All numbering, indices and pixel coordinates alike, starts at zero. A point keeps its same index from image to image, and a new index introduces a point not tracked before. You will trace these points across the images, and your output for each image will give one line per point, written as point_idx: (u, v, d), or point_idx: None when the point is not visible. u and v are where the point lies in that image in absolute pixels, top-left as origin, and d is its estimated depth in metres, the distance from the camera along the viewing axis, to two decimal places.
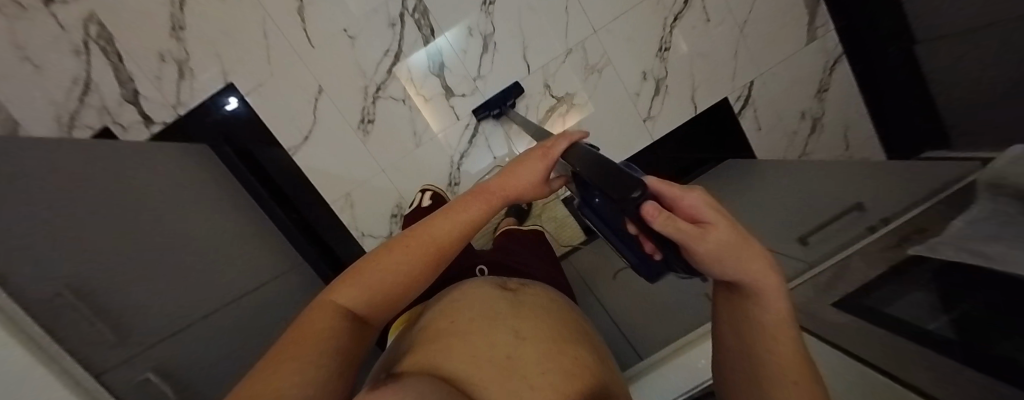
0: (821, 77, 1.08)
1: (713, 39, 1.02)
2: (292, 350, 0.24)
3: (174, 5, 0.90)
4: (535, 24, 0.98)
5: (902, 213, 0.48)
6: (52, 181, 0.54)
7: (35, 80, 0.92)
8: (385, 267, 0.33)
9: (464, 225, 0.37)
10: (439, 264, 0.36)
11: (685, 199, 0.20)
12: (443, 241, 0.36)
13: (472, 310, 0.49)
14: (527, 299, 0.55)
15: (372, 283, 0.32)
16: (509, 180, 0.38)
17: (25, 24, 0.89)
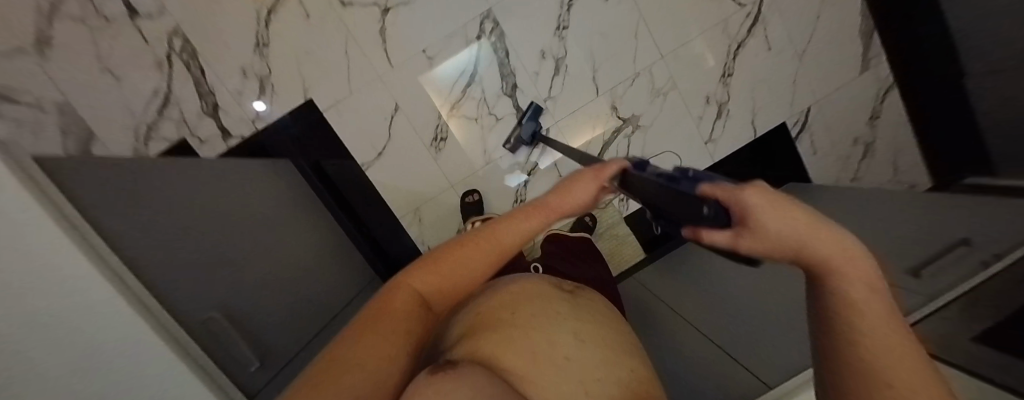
0: (873, 105, 1.12)
1: (774, 67, 1.06)
2: (370, 326, 0.27)
3: (259, 23, 0.91)
4: (606, 48, 1.01)
5: (1012, 249, 0.52)
6: (167, 209, 0.54)
7: (114, 91, 0.92)
8: (457, 265, 0.34)
9: (526, 235, 0.36)
10: (496, 269, 0.36)
11: (737, 197, 0.18)
12: (508, 246, 0.36)
13: (533, 304, 0.53)
14: (582, 304, 0.58)
15: (449, 274, 0.34)
16: (567, 197, 0.37)
17: (108, 37, 0.90)
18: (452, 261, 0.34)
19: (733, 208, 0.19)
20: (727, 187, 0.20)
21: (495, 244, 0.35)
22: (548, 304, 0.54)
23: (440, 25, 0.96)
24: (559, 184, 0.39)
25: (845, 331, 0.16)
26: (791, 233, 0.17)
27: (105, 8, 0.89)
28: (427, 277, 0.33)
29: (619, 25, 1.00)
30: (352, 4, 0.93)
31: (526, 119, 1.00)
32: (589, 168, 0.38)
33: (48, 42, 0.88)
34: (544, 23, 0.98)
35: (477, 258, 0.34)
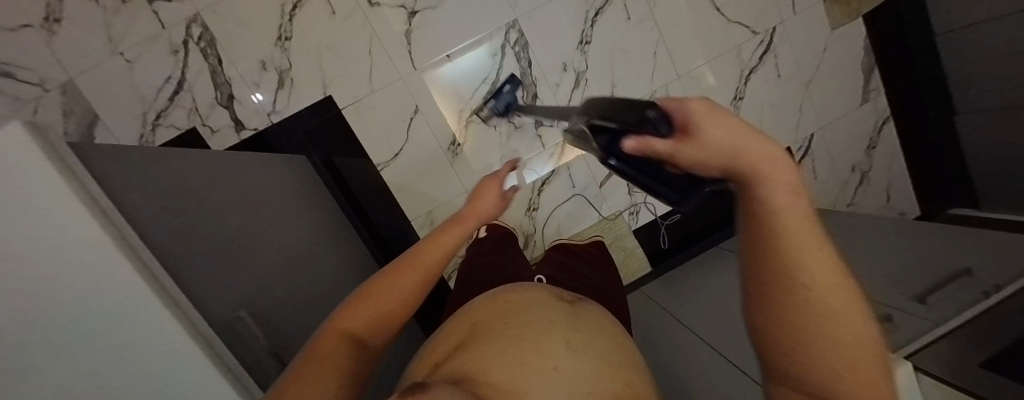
0: (871, 135, 1.18)
1: (782, 94, 1.11)
2: (306, 366, 0.32)
3: (284, 16, 0.90)
4: (626, 65, 1.03)
5: (1012, 280, 0.56)
6: (192, 206, 0.52)
7: (125, 74, 0.88)
8: (383, 296, 0.41)
9: (447, 249, 0.46)
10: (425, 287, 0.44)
11: (688, 106, 0.18)
12: (430, 266, 0.44)
13: (529, 312, 0.48)
14: (585, 311, 0.53)
15: (373, 306, 0.40)
16: (476, 204, 0.49)
17: (121, 18, 0.86)
18: (377, 293, 0.41)
19: (676, 116, 0.18)
20: (677, 100, 0.19)
21: (417, 264, 0.44)
22: (544, 313, 0.48)
23: (465, 32, 0.96)
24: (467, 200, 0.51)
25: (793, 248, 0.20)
26: (726, 146, 0.18)
27: None
28: (354, 316, 0.39)
29: (639, 44, 1.03)
30: (379, 5, 0.92)
31: (505, 90, 0.99)
32: (487, 176, 0.50)
33: (55, 19, 0.84)
34: (567, 37, 1.00)
35: (406, 281, 0.43)
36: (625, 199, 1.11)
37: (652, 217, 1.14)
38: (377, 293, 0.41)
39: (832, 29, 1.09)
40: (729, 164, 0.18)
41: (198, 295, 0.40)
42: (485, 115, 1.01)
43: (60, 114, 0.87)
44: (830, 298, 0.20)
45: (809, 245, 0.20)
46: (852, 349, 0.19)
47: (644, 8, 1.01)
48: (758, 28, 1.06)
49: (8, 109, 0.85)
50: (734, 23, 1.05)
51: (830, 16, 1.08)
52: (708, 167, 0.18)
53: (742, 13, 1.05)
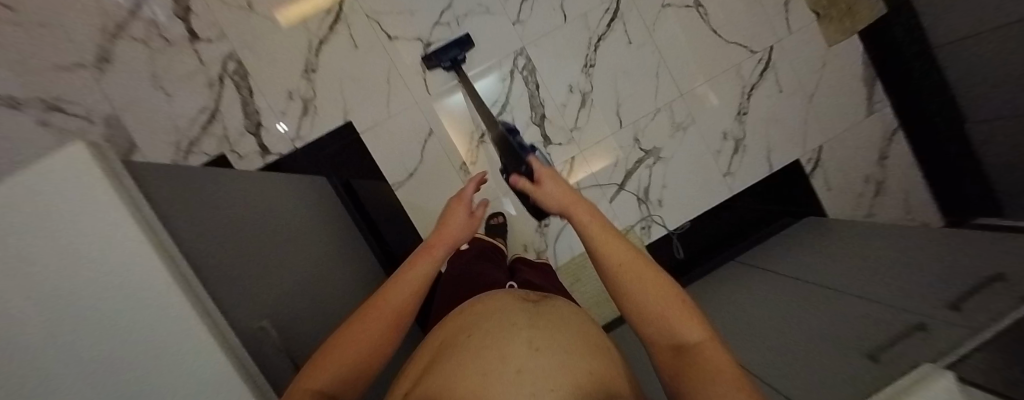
0: (881, 146, 1.18)
1: (785, 109, 1.13)
2: None
3: (311, 51, 0.98)
4: (629, 86, 1.08)
5: None
6: (220, 222, 0.54)
7: (164, 106, 0.96)
8: (349, 350, 0.41)
9: (408, 290, 0.49)
10: (396, 327, 0.46)
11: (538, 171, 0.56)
12: (399, 305, 0.47)
13: (487, 320, 0.50)
14: (547, 309, 0.55)
15: (336, 362, 0.39)
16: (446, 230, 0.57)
17: (165, 57, 0.95)
18: (340, 349, 0.41)
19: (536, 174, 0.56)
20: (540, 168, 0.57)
21: (387, 306, 0.46)
22: (503, 317, 0.50)
23: (476, 60, 1.03)
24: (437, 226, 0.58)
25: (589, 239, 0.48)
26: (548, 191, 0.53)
27: (168, 32, 0.95)
28: (316, 376, 0.37)
29: (641, 66, 1.08)
30: (399, 38, 1.00)
31: (452, 44, 0.99)
32: (453, 198, 0.59)
33: (108, 59, 0.94)
34: (571, 61, 1.06)
35: (374, 331, 0.44)
36: (636, 214, 1.12)
37: (664, 231, 1.13)
38: (336, 350, 0.41)
39: (829, 46, 1.13)
40: (554, 197, 0.53)
41: (227, 301, 0.42)
42: (428, 66, 1.00)
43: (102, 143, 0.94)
44: (619, 258, 0.45)
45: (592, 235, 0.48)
46: (624, 268, 0.44)
47: (644, 34, 1.07)
48: (756, 48, 1.10)
49: (56, 140, 0.92)
50: (732, 43, 1.10)
51: (826, 34, 1.12)
52: (544, 192, 0.53)
53: (739, 35, 1.10)
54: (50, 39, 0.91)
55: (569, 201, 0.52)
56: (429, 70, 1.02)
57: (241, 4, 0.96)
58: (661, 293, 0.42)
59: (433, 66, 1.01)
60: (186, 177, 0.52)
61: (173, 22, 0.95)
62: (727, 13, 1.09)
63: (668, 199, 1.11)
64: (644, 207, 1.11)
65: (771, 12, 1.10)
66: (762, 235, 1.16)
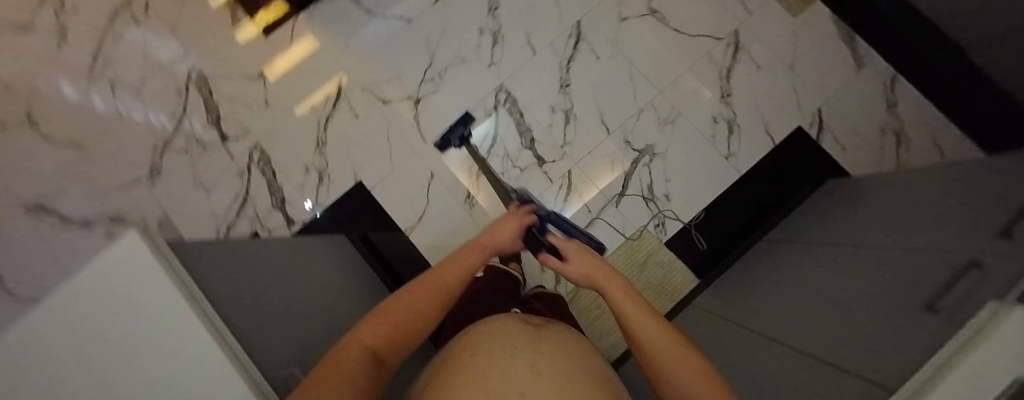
0: (886, 95, 1.13)
1: (768, 82, 1.14)
2: (333, 365, 0.37)
3: (320, 128, 1.12)
4: (608, 95, 1.14)
5: None
6: (247, 277, 0.60)
7: (204, 199, 1.10)
8: (406, 310, 0.49)
9: (459, 273, 0.58)
10: (446, 296, 0.55)
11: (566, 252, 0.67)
12: (451, 279, 0.56)
13: (491, 342, 0.52)
14: (548, 336, 0.58)
15: (390, 320, 0.47)
16: (495, 234, 0.68)
17: (203, 159, 1.12)
18: (396, 312, 0.49)
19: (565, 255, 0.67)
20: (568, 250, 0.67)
21: (441, 279, 0.56)
22: (505, 340, 0.53)
23: (462, 104, 1.13)
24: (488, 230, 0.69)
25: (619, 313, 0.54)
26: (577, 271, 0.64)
27: (205, 138, 1.13)
28: (370, 332, 0.44)
29: (615, 75, 1.14)
30: (392, 101, 1.13)
31: (457, 124, 1.05)
32: (507, 215, 0.72)
33: (159, 171, 1.11)
34: (548, 86, 1.14)
35: (427, 297, 0.52)
36: (646, 213, 1.10)
37: (680, 225, 1.10)
38: (392, 311, 0.49)
39: (793, 16, 1.16)
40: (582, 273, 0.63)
41: (254, 336, 0.46)
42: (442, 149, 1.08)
43: None
44: (654, 340, 0.48)
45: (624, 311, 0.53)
46: (656, 348, 0.47)
47: (610, 47, 1.15)
48: (721, 34, 1.15)
49: None
50: (696, 35, 1.15)
51: (787, 6, 1.16)
52: (574, 268, 0.65)
53: (700, 28, 1.15)
54: (118, 164, 1.11)
55: (597, 275, 0.62)
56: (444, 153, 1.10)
57: (260, 103, 1.14)
58: (699, 378, 0.42)
59: (445, 149, 1.09)
60: (212, 249, 0.59)
61: (209, 130, 1.13)
62: (683, 12, 1.16)
63: (675, 192, 1.10)
64: (652, 204, 1.10)
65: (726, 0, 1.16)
66: (790, 208, 1.08)
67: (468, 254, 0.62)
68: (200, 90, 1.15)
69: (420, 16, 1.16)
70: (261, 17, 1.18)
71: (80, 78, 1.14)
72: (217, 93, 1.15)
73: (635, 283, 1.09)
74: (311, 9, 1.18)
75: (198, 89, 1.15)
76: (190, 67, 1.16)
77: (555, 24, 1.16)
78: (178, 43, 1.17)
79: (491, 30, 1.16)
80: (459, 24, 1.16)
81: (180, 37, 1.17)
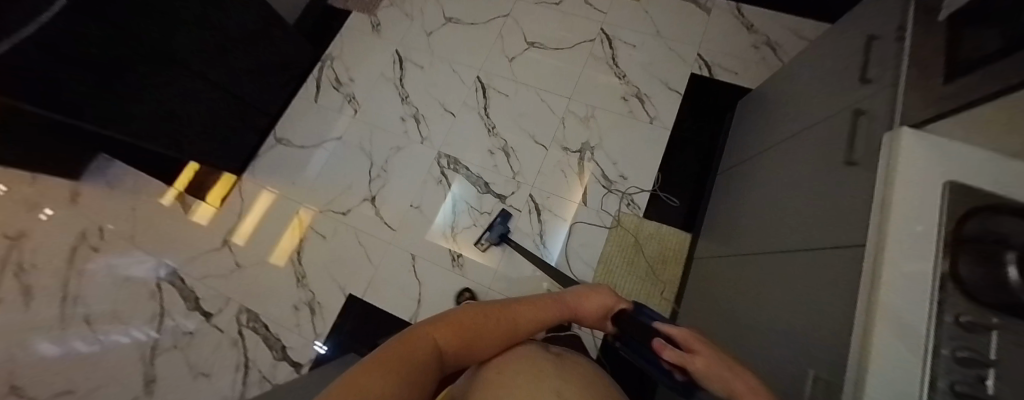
0: (742, 20, 1.32)
1: (650, 52, 1.31)
2: (399, 356, 0.42)
3: (295, 264, 1.16)
4: (530, 121, 1.26)
5: (906, 18, 0.59)
6: None
7: (206, 386, 1.06)
8: (470, 322, 0.55)
9: (525, 313, 0.61)
10: (504, 321, 0.58)
11: (689, 339, 0.58)
12: (516, 316, 0.60)
13: (519, 364, 0.55)
14: (572, 367, 0.60)
15: (454, 326, 0.53)
16: (583, 301, 0.68)
17: (194, 346, 1.10)
18: (462, 320, 0.54)
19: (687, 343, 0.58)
20: (690, 337, 0.58)
21: (505, 311, 0.60)
22: (532, 364, 0.55)
23: (413, 183, 1.22)
24: (580, 294, 0.69)
25: None
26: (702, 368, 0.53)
27: (189, 325, 1.13)
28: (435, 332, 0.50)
29: (528, 103, 1.28)
30: (350, 210, 1.20)
31: (496, 223, 1.11)
32: (604, 289, 0.69)
33: (155, 377, 1.09)
34: (478, 136, 1.26)
35: (489, 321, 0.57)
36: (612, 198, 1.17)
37: (647, 194, 1.17)
38: (459, 318, 0.54)
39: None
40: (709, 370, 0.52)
41: None
42: (484, 247, 1.13)
43: None
44: None
45: None
46: None
47: (513, 84, 1.31)
48: (592, 36, 1.34)
49: None
50: (575, 45, 1.34)
51: None
52: (700, 360, 0.54)
53: (574, 38, 1.34)
54: (111, 392, 1.08)
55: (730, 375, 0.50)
56: (488, 249, 1.13)
57: (232, 268, 1.17)
58: None
59: (478, 241, 1.13)
60: None
61: (191, 315, 1.14)
62: (555, 33, 1.35)
63: (626, 170, 1.18)
64: (614, 189, 1.18)
65: (582, 11, 1.37)
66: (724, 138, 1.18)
67: (549, 304, 0.65)
68: (171, 283, 1.17)
69: (347, 131, 1.29)
70: (212, 195, 1.27)
71: (52, 326, 1.14)
72: (189, 278, 1.18)
73: (638, 264, 1.11)
74: (252, 168, 1.28)
75: (170, 282, 1.18)
76: (157, 266, 1.20)
77: (460, 87, 1.32)
78: (139, 250, 1.22)
79: (411, 115, 1.30)
80: (383, 122, 1.30)
81: (140, 244, 1.23)
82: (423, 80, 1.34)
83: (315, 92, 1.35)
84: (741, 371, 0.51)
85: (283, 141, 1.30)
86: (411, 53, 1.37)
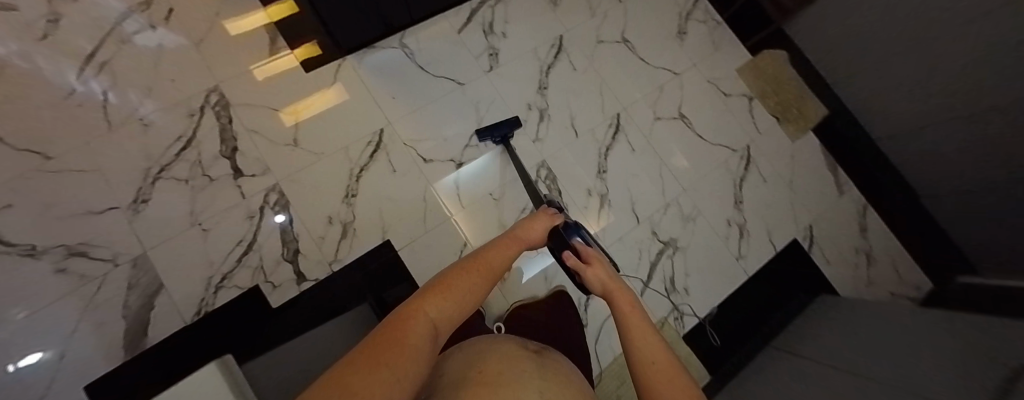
0: (860, 220, 1.33)
1: (774, 195, 1.28)
2: (396, 334, 0.31)
3: (351, 178, 1.05)
4: (639, 185, 1.20)
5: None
6: None
7: (199, 243, 0.95)
8: (459, 287, 0.46)
9: (500, 267, 0.58)
10: (488, 282, 0.53)
11: (590, 252, 0.70)
12: (496, 272, 0.56)
13: (500, 361, 0.50)
14: (548, 364, 0.57)
15: (445, 293, 0.43)
16: (529, 226, 0.72)
17: (207, 193, 0.98)
18: (454, 294, 0.45)
19: (585, 255, 0.71)
20: (591, 253, 0.71)
21: (486, 268, 0.54)
22: (514, 363, 0.51)
23: (503, 174, 1.14)
24: (523, 224, 0.73)
25: (621, 309, 0.54)
26: (593, 277, 0.65)
27: (211, 170, 0.99)
28: (430, 303, 0.40)
29: (647, 169, 1.22)
30: (432, 161, 1.11)
31: (504, 124, 1.12)
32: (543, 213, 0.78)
33: (147, 199, 0.96)
34: (587, 169, 1.19)
35: (473, 285, 0.49)
36: (666, 305, 1.14)
37: (696, 320, 1.15)
38: (452, 291, 0.45)
39: (794, 141, 1.34)
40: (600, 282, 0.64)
41: None
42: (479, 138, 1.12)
43: (124, 287, 0.91)
44: (638, 338, 0.46)
45: (622, 308, 0.54)
46: (635, 333, 0.47)
47: (644, 142, 1.24)
48: (736, 146, 1.29)
49: (74, 287, 0.89)
50: (716, 144, 1.28)
51: (787, 131, 1.34)
52: (591, 271, 0.65)
53: (720, 138, 1.29)
54: (95, 189, 0.95)
55: (612, 287, 0.61)
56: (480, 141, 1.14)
57: (287, 141, 1.04)
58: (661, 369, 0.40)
59: (482, 139, 1.13)
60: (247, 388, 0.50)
61: (218, 161, 1.00)
62: (708, 122, 1.29)
63: (693, 287, 1.16)
64: (672, 296, 1.14)
65: (741, 118, 1.32)
66: (787, 313, 1.20)
67: (510, 245, 0.64)
68: (215, 113, 1.03)
69: (471, 81, 1.18)
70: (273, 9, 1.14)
71: (64, 83, 0.98)
72: (237, 121, 1.03)
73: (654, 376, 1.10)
74: (362, 54, 1.14)
75: (214, 113, 1.03)
76: (208, 88, 1.04)
77: (597, 113, 1.24)
78: (199, 60, 1.05)
79: (539, 107, 1.20)
80: (508, 95, 1.19)
81: (203, 54, 1.06)
82: (568, 81, 1.24)
83: (463, 21, 1.21)
84: (617, 280, 0.64)
85: (406, 49, 1.16)
86: (572, 47, 1.27)
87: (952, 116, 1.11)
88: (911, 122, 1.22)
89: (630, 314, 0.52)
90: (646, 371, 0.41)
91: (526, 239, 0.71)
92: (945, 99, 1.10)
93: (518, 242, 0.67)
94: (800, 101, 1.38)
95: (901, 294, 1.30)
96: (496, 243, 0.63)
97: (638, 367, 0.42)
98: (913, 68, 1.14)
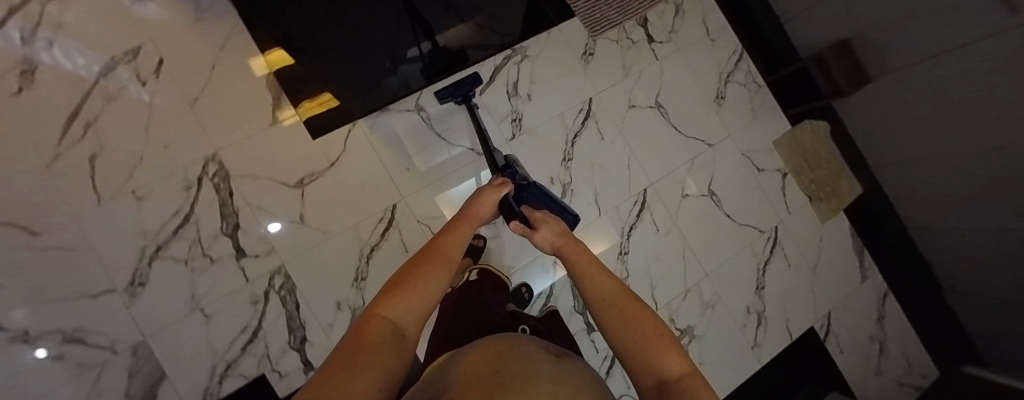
0: (878, 307, 1.31)
1: (795, 280, 1.24)
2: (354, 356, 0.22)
3: (361, 260, 1.00)
4: (659, 267, 1.15)
5: None
6: None
7: (201, 330, 0.91)
8: (421, 282, 0.37)
9: (464, 244, 0.50)
10: (453, 266, 0.44)
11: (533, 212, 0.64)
12: (456, 253, 0.47)
13: (511, 363, 0.30)
14: (574, 369, 0.36)
15: (412, 294, 0.35)
16: (478, 202, 0.64)
17: (207, 278, 0.93)
18: (416, 281, 0.37)
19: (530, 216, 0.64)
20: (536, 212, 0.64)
21: (444, 249, 0.45)
22: (523, 365, 0.31)
23: (521, 257, 1.10)
24: (472, 200, 0.64)
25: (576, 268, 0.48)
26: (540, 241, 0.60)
27: (212, 250, 0.93)
28: (392, 306, 0.32)
29: (669, 250, 1.17)
30: None
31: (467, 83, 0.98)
32: (490, 184, 0.69)
33: (144, 282, 0.90)
34: (608, 250, 1.12)
35: (437, 273, 0.40)
36: None
37: None
38: (412, 282, 0.36)
39: (823, 222, 1.28)
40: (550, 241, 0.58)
41: None
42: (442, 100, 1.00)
43: (126, 376, 0.87)
44: (608, 296, 0.41)
45: (579, 265, 0.48)
46: (601, 296, 0.41)
47: (669, 220, 1.18)
48: (764, 227, 1.23)
49: (71, 377, 0.84)
50: (743, 225, 1.22)
51: (817, 211, 1.28)
52: (538, 234, 0.59)
53: (748, 218, 1.22)
54: (86, 273, 0.88)
55: (564, 243, 0.55)
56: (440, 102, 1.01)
57: (292, 217, 0.98)
58: (641, 328, 0.34)
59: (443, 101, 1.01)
60: None
61: (218, 240, 0.94)
62: (739, 200, 1.23)
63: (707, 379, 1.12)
64: None
65: (773, 197, 1.25)
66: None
67: (463, 223, 0.55)
68: (215, 186, 0.95)
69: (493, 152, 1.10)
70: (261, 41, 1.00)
71: (43, 147, 0.87)
72: (238, 194, 0.96)
73: None
74: (375, 117, 1.04)
75: (213, 186, 0.95)
76: (206, 156, 0.95)
77: (623, 187, 1.16)
78: (195, 123, 0.96)
79: (561, 181, 1.12)
80: (530, 166, 1.10)
81: (199, 116, 0.96)
82: (595, 150, 1.15)
83: (485, 81, 1.10)
84: (565, 231, 0.59)
85: (422, 113, 1.07)
86: (600, 111, 1.17)
87: (1004, 229, 1.03)
88: (951, 223, 1.17)
89: (586, 268, 0.47)
90: (625, 334, 0.34)
91: (481, 215, 0.62)
92: (992, 216, 1.04)
93: (472, 220, 0.58)
94: (835, 179, 1.31)
95: (906, 383, 1.30)
96: (449, 223, 0.54)
97: (610, 326, 0.37)
98: (966, 171, 1.05)
